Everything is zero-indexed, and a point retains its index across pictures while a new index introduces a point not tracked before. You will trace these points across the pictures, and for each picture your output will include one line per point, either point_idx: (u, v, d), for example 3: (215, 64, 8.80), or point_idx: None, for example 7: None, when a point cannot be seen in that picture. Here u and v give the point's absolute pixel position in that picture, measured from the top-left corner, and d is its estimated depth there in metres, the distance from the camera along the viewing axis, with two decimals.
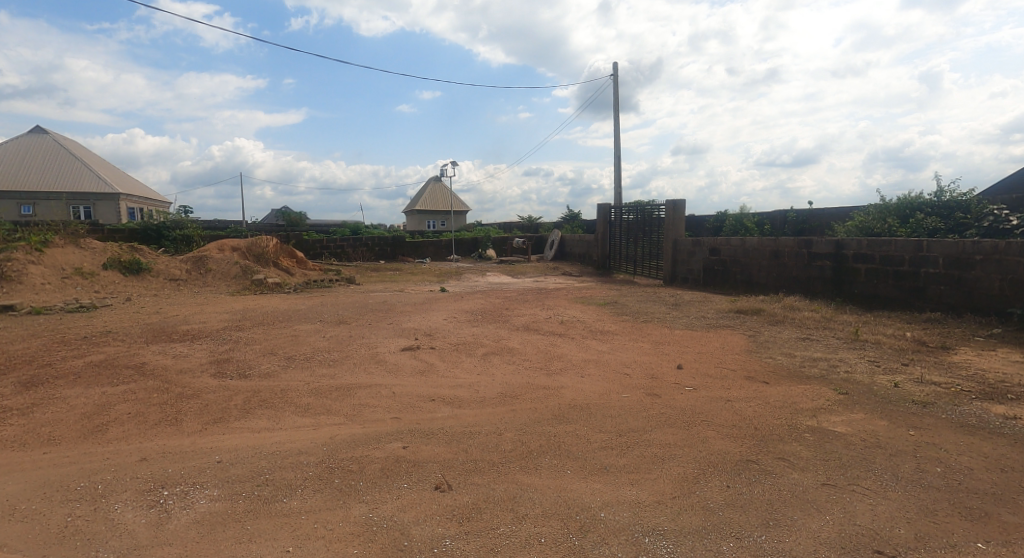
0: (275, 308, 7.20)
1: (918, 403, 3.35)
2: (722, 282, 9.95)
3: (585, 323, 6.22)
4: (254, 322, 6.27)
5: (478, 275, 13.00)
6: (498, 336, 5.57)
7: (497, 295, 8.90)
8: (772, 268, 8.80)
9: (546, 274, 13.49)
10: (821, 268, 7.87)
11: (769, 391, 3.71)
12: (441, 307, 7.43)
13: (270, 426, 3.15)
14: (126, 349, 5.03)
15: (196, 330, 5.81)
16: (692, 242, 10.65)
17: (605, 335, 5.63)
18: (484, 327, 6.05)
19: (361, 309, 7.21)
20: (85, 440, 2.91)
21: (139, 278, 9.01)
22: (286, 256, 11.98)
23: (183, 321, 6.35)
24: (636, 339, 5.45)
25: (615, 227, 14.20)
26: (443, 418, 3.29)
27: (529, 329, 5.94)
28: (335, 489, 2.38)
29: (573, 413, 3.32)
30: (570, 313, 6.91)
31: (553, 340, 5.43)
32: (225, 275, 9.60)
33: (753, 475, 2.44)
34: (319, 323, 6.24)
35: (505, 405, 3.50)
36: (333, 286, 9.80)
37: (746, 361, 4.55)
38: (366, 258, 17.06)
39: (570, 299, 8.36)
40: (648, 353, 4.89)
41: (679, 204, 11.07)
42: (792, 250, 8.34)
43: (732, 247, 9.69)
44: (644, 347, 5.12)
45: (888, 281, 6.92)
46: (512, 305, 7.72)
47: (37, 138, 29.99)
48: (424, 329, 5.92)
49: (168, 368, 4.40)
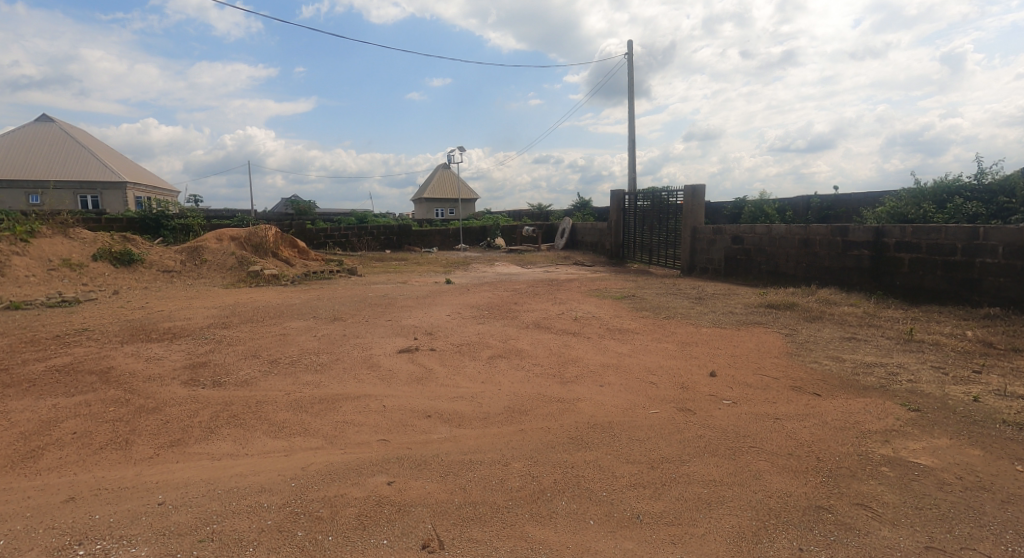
0: (268, 303, 6.73)
1: (1011, 424, 2.77)
2: (746, 273, 9.34)
3: (602, 320, 5.67)
4: (242, 319, 5.81)
5: (486, 264, 12.51)
6: (505, 336, 5.04)
7: (505, 288, 8.36)
8: (802, 258, 8.17)
9: (556, 264, 12.97)
10: (858, 257, 7.25)
11: (822, 406, 3.15)
12: (445, 301, 6.91)
13: (235, 451, 2.66)
14: (98, 350, 4.58)
15: (178, 328, 5.35)
16: (713, 230, 10.03)
17: (625, 334, 5.08)
18: (490, 324, 5.52)
19: (359, 303, 6.72)
20: (8, 471, 2.43)
21: (130, 269, 8.62)
22: (286, 246, 11.56)
23: (167, 317, 5.89)
24: (659, 339, 4.89)
25: (629, 215, 13.60)
26: (439, 443, 2.78)
27: (539, 326, 5.41)
28: (295, 549, 1.87)
29: (594, 436, 2.81)
30: (585, 307, 6.37)
31: (566, 341, 4.89)
32: (221, 266, 9.16)
33: (830, 532, 1.90)
34: (311, 320, 5.76)
35: (512, 424, 2.99)
36: (333, 278, 9.33)
37: (789, 366, 3.97)
38: (371, 247, 16.57)
39: (584, 291, 7.82)
40: (675, 357, 4.34)
41: (699, 189, 10.44)
42: (825, 239, 7.71)
43: (756, 235, 9.08)
44: (669, 349, 4.58)
45: (936, 272, 6.29)
46: (521, 299, 7.18)
47: (44, 127, 29.84)
48: (425, 327, 5.41)
49: (137, 374, 3.93)
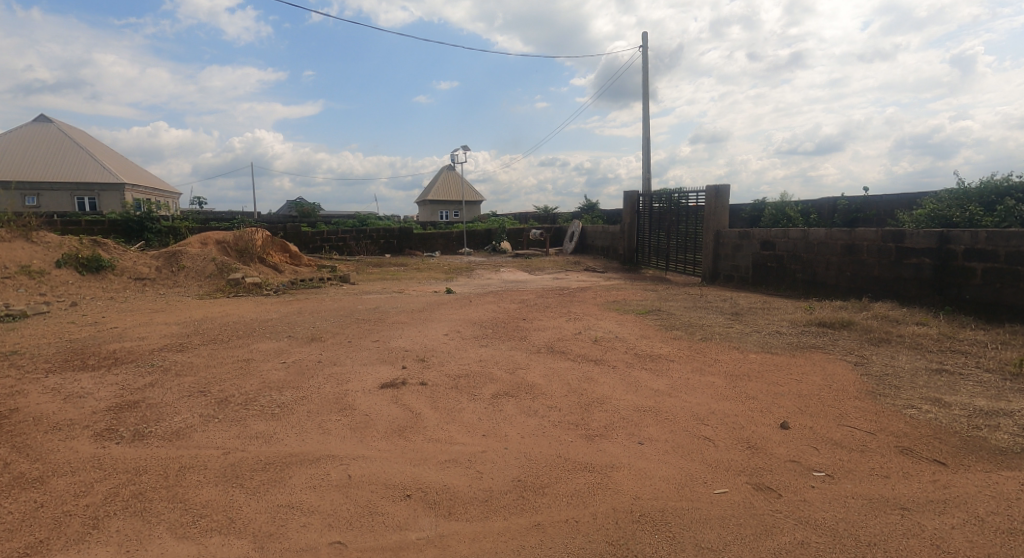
0: (240, 318, 5.88)
1: None
2: (779, 282, 8.43)
3: (627, 342, 4.79)
4: (204, 339, 4.96)
5: (491, 271, 11.62)
6: (513, 364, 4.16)
7: (512, 299, 7.50)
8: (846, 266, 7.26)
9: (567, 270, 12.06)
10: (917, 266, 6.34)
11: (960, 485, 2.23)
12: (443, 316, 6.04)
13: None
14: (13, 382, 3.73)
15: (124, 352, 4.50)
16: (740, 234, 9.14)
17: (658, 363, 4.19)
18: (495, 347, 4.64)
19: (344, 319, 5.87)
20: None
21: (98, 277, 7.82)
22: (277, 251, 10.77)
23: (118, 336, 5.05)
24: (701, 370, 4.00)
25: (643, 217, 12.70)
26: (417, 551, 1.90)
27: (554, 351, 4.53)
28: None
29: (645, 543, 1.92)
30: (605, 325, 5.49)
31: (587, 371, 4.01)
32: (199, 273, 8.35)
33: None
34: (284, 342, 4.90)
35: (524, 515, 2.11)
36: (322, 286, 8.48)
37: (881, 413, 3.07)
38: (371, 251, 15.71)
39: (601, 304, 6.94)
40: (727, 396, 3.44)
41: (723, 189, 9.56)
42: (875, 245, 6.81)
43: (791, 240, 8.18)
44: (717, 385, 3.69)
45: (1017, 285, 5.37)
46: (530, 313, 6.31)
47: (41, 128, 29.27)
48: (417, 351, 4.54)
49: (43, 419, 3.07)
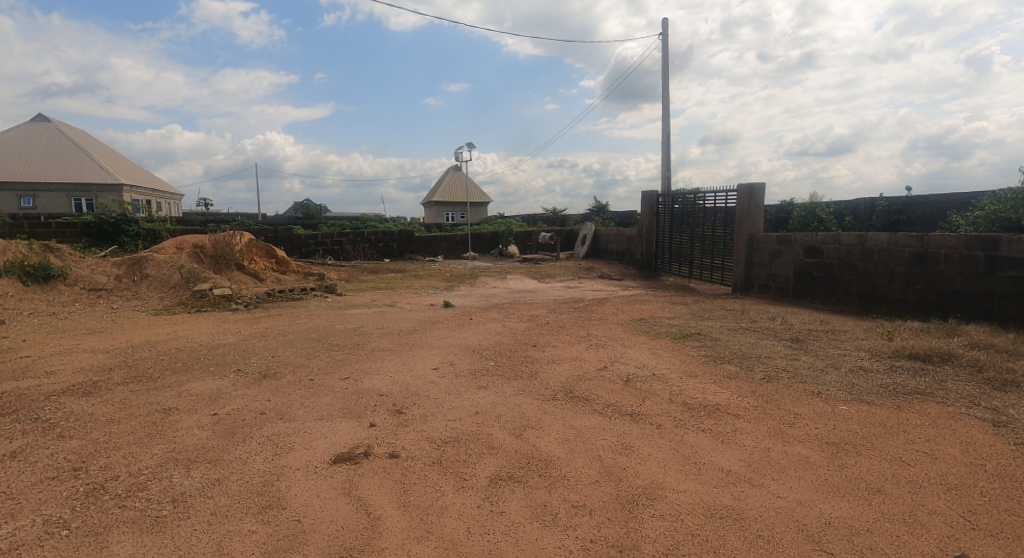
0: (188, 343, 4.82)
1: None
2: (827, 294, 7.28)
3: (668, 384, 3.67)
4: (127, 375, 3.90)
5: (497, 278, 10.55)
6: (520, 421, 3.04)
7: (519, 315, 6.39)
8: (916, 278, 6.09)
9: (580, 278, 10.94)
10: (1016, 280, 5.18)
11: None
12: (434, 341, 4.94)
13: None
14: None
15: (12, 396, 3.43)
16: (779, 239, 7.99)
17: (717, 420, 3.05)
18: (495, 391, 3.54)
19: (313, 345, 4.78)
20: None
21: (45, 288, 6.83)
22: (259, 256, 9.72)
23: (23, 369, 4.00)
24: (783, 434, 2.85)
25: (663, 219, 11.54)
26: None
27: (574, 399, 3.40)
28: None
29: None
30: (634, 355, 4.37)
31: (619, 434, 2.90)
32: (163, 284, 7.32)
33: None
34: (227, 380, 3.81)
35: None
36: (302, 299, 7.42)
37: None
38: (368, 255, 14.65)
39: (624, 323, 5.82)
40: (840, 489, 2.29)
41: (758, 187, 8.39)
42: (956, 254, 5.66)
43: (843, 246, 7.02)
44: (814, 463, 2.55)
45: None
46: (540, 335, 5.19)
47: (39, 128, 28.62)
48: (392, 397, 3.45)
49: None
